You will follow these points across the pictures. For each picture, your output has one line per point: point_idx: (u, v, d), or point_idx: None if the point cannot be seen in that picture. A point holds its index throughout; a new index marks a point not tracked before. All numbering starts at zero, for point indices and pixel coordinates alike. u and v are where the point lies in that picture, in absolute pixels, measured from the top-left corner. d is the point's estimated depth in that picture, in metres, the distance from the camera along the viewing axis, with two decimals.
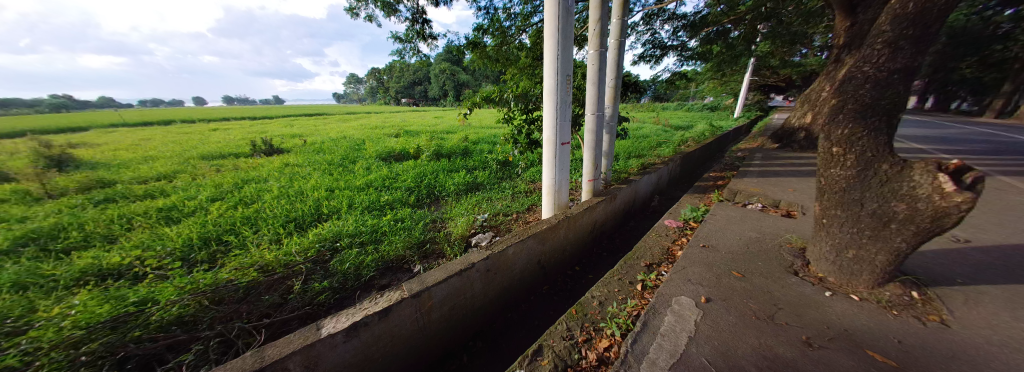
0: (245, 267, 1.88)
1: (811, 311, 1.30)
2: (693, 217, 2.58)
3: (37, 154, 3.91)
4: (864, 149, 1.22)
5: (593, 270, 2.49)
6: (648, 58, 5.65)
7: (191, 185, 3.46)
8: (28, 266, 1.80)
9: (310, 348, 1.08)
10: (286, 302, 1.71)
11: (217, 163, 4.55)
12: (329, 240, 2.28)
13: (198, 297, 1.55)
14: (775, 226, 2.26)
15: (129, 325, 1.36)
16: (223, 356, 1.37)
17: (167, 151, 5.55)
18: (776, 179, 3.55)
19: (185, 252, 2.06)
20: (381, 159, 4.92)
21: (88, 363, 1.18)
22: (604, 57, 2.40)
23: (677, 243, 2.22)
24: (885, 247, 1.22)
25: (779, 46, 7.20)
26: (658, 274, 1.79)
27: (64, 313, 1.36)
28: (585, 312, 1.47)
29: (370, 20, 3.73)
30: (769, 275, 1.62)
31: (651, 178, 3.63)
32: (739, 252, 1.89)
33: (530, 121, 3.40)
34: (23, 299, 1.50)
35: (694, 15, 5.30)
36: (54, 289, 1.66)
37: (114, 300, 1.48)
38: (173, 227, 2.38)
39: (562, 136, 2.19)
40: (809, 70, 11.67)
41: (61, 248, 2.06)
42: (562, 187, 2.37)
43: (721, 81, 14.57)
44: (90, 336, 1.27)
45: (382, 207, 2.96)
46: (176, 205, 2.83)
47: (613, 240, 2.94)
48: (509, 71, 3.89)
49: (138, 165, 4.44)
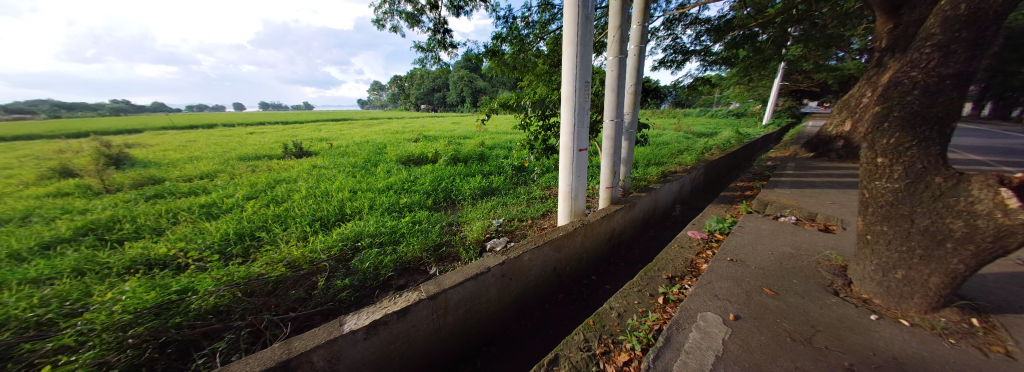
0: (275, 262, 1.98)
1: (853, 336, 1.20)
2: (720, 229, 2.47)
3: (99, 153, 4.34)
4: (914, 160, 1.12)
5: (611, 280, 2.41)
6: (669, 63, 5.53)
7: (229, 183, 3.72)
8: (86, 253, 2.00)
9: (333, 342, 1.11)
10: (310, 297, 1.77)
11: (251, 164, 4.87)
12: (351, 240, 2.35)
13: (232, 289, 1.65)
14: (811, 241, 2.12)
15: (171, 311, 1.47)
16: (252, 346, 1.45)
17: (209, 152, 6.00)
18: (812, 190, 3.32)
19: (222, 246, 2.20)
20: (401, 163, 5.08)
21: (134, 345, 1.30)
22: (623, 63, 2.36)
23: (701, 256, 2.12)
24: (942, 269, 1.10)
25: (812, 50, 6.83)
26: (681, 287, 1.72)
27: (116, 298, 1.49)
28: (603, 323, 1.43)
29: (395, 30, 3.92)
30: (806, 293, 1.51)
31: (673, 187, 3.50)
32: (770, 267, 1.78)
33: (547, 127, 3.40)
34: (82, 284, 1.66)
35: (718, 19, 5.13)
36: (108, 275, 1.83)
37: (159, 288, 1.60)
38: (213, 222, 2.55)
39: (580, 142, 2.16)
40: (846, 75, 10.93)
41: (116, 238, 2.27)
42: (578, 194, 2.33)
43: (747, 87, 13.98)
44: (137, 320, 1.39)
45: (401, 210, 3.03)
46: (216, 202, 3.03)
47: (632, 250, 2.85)
48: (526, 78, 3.92)
49: (183, 164, 4.82)
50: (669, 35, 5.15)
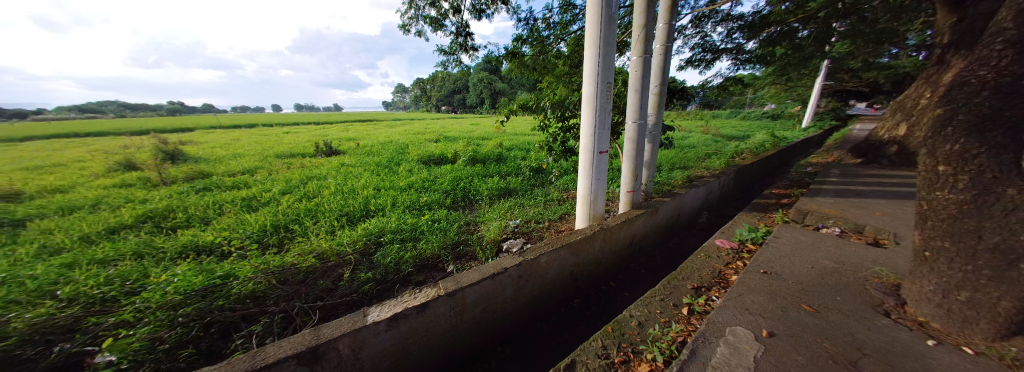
0: (306, 253, 2.11)
1: (907, 361, 1.08)
2: (751, 239, 2.32)
3: (158, 149, 4.83)
4: (983, 168, 0.97)
5: (630, 287, 2.34)
6: (697, 62, 5.29)
7: (267, 179, 4.00)
8: (146, 238, 2.23)
9: (356, 332, 1.16)
10: (336, 288, 1.86)
11: (286, 161, 5.21)
12: (374, 235, 2.44)
13: (269, 276, 1.77)
14: (858, 255, 1.94)
15: (214, 295, 1.60)
16: (284, 330, 1.55)
17: (249, 149, 6.50)
18: (859, 200, 3.04)
19: (259, 236, 2.37)
20: (422, 162, 5.22)
21: (183, 323, 1.43)
22: (648, 63, 2.29)
23: (730, 266, 2.00)
24: (1016, 292, 0.97)
25: (861, 46, 6.26)
26: (708, 299, 1.64)
27: (169, 280, 1.65)
28: (622, 331, 1.40)
29: (419, 34, 4.06)
30: (851, 313, 1.39)
31: (699, 192, 3.34)
32: (809, 282, 1.66)
33: (566, 129, 3.37)
34: (142, 266, 1.85)
35: (752, 16, 4.83)
36: (164, 259, 2.02)
37: (206, 272, 1.75)
38: (252, 214, 2.75)
39: (600, 144, 2.12)
40: (901, 74, 9.92)
41: (171, 226, 2.51)
42: (598, 197, 2.28)
43: (784, 87, 13.07)
44: (186, 300, 1.52)
45: (421, 208, 3.12)
46: (255, 195, 3.27)
47: (654, 257, 2.75)
48: (545, 79, 3.91)
49: (227, 160, 5.25)
50: (698, 33, 4.92)
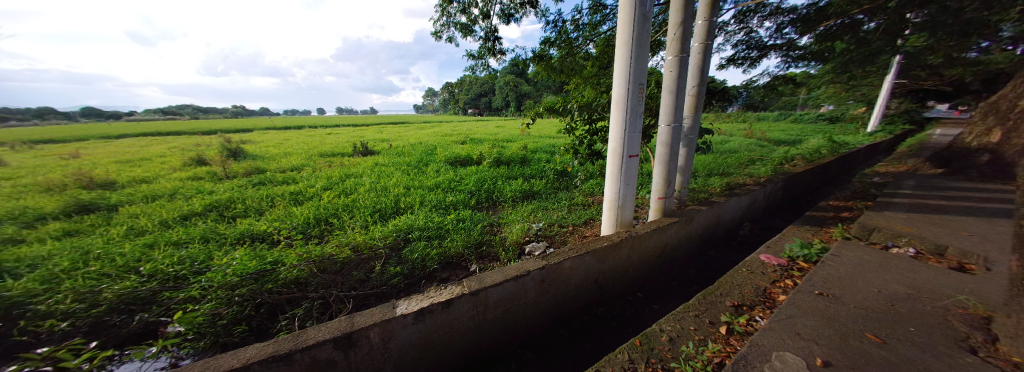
0: (342, 245, 2.26)
1: None
2: (803, 256, 2.10)
3: (223, 147, 5.46)
4: None
5: (660, 299, 2.22)
6: (740, 60, 4.92)
7: (311, 175, 4.35)
8: (211, 225, 2.52)
9: (386, 323, 1.22)
10: (368, 279, 1.97)
11: (328, 160, 5.64)
12: (403, 231, 2.56)
13: (310, 265, 1.92)
14: (939, 281, 1.67)
15: (266, 278, 1.76)
16: (322, 315, 1.66)
17: (297, 148, 7.11)
18: (939, 216, 2.63)
19: (303, 227, 2.57)
20: (449, 163, 5.39)
21: (239, 302, 1.60)
22: (685, 63, 2.17)
23: (778, 285, 1.82)
24: None
25: (944, 39, 5.43)
26: (750, 319, 1.51)
27: (228, 263, 1.85)
28: (651, 345, 1.33)
29: (450, 40, 4.20)
30: (930, 347, 1.19)
31: (741, 201, 3.08)
32: (876, 309, 1.45)
33: (593, 132, 3.29)
34: (207, 249, 2.10)
35: (806, 8, 4.39)
36: (224, 243, 2.28)
37: (259, 258, 1.94)
38: (297, 207, 3.00)
39: (630, 148, 2.04)
40: (997, 69, 8.45)
41: (231, 215, 2.82)
42: (626, 203, 2.19)
43: (844, 86, 11.71)
44: (242, 282, 1.70)
45: (447, 207, 3.21)
46: (300, 190, 3.57)
47: (687, 269, 2.59)
48: (573, 81, 3.85)
49: (278, 158, 5.80)
50: (743, 29, 4.57)
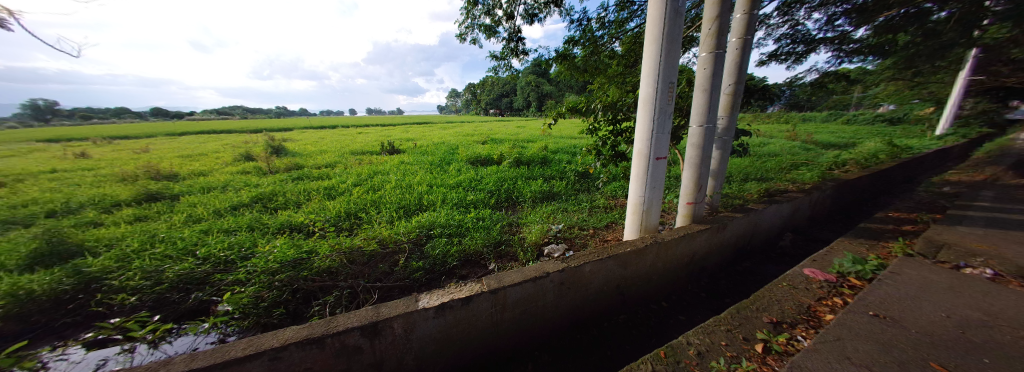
0: (369, 238, 2.38)
1: None
2: (855, 272, 1.89)
3: (267, 144, 5.94)
4: None
5: (687, 309, 2.11)
6: (783, 56, 4.55)
7: (342, 172, 4.62)
8: (255, 215, 2.75)
9: (409, 315, 1.26)
10: (392, 272, 2.05)
11: (358, 158, 5.96)
12: (425, 227, 2.63)
13: (340, 256, 2.04)
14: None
15: (302, 266, 1.89)
16: (350, 303, 1.75)
17: (330, 146, 7.58)
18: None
19: (335, 219, 2.73)
20: (470, 163, 5.48)
21: (278, 286, 1.73)
22: (721, 59, 2.04)
23: (825, 302, 1.66)
24: None
25: None
26: (791, 338, 1.39)
27: (270, 251, 2.01)
28: (677, 358, 1.27)
29: (474, 42, 4.27)
30: None
31: (781, 209, 2.84)
32: (946, 336, 1.28)
33: (618, 132, 3.19)
34: (252, 237, 2.29)
35: None
36: (266, 232, 2.48)
37: (296, 247, 2.09)
38: (330, 201, 3.20)
39: (658, 150, 1.96)
40: None
41: (273, 207, 3.07)
42: (652, 206, 2.11)
43: (907, 84, 10.45)
44: (281, 268, 1.84)
45: (467, 205, 3.26)
46: (333, 185, 3.80)
47: (717, 280, 2.43)
48: (597, 80, 3.77)
49: (314, 155, 6.21)
50: (786, 22, 4.22)
